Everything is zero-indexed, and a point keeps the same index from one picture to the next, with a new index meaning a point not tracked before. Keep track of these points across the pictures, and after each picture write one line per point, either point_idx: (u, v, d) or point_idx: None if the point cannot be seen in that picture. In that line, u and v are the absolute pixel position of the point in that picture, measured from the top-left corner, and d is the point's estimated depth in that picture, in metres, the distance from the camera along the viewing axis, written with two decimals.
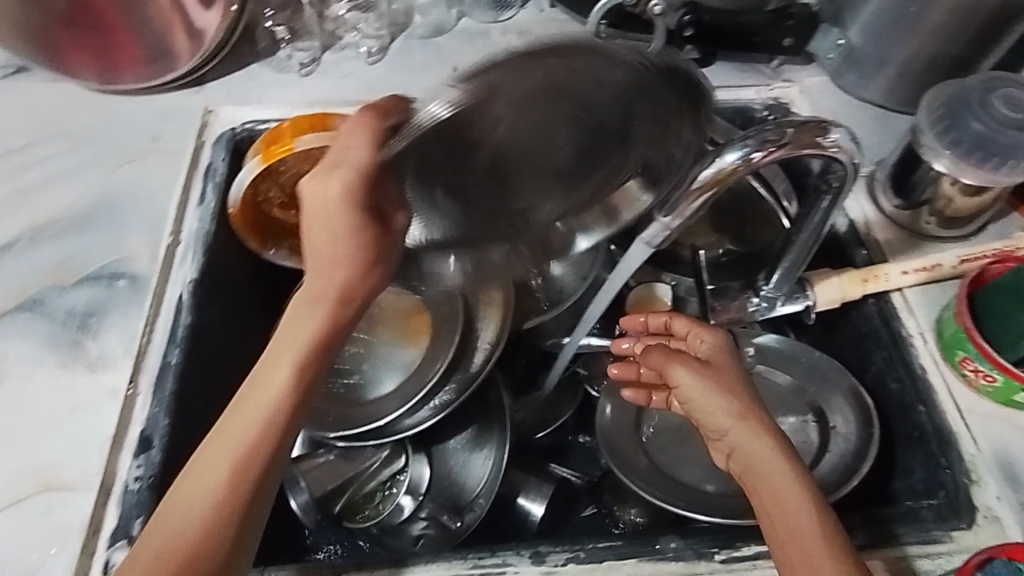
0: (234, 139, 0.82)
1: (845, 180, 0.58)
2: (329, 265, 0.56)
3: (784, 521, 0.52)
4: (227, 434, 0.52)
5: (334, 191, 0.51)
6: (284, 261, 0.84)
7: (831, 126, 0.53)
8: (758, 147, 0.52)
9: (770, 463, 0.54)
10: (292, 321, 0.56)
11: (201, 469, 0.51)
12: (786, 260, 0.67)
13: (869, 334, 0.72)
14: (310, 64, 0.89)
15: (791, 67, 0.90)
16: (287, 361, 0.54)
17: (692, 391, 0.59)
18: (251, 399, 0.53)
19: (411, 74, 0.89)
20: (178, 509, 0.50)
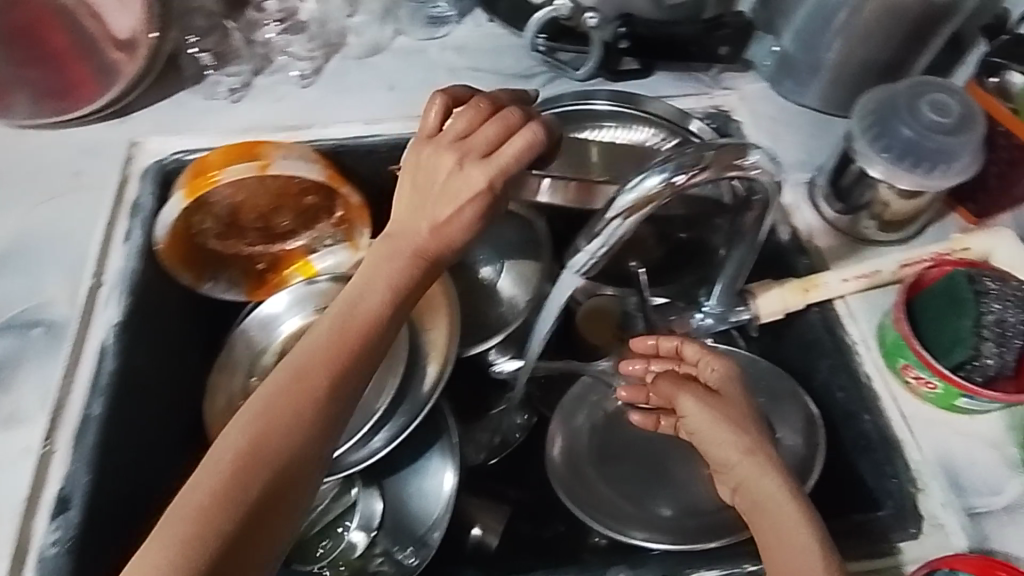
0: (163, 172, 0.79)
1: (771, 195, 0.58)
2: (432, 232, 0.64)
3: (785, 559, 0.53)
4: (323, 353, 0.58)
5: (477, 176, 0.62)
6: (224, 293, 0.84)
7: (750, 147, 0.52)
8: (678, 171, 0.51)
9: (775, 505, 0.55)
10: (383, 263, 0.63)
11: (299, 373, 0.56)
12: (727, 272, 0.67)
13: (813, 342, 0.72)
14: (240, 89, 0.86)
15: (731, 74, 0.89)
16: (380, 297, 0.62)
17: (700, 422, 0.60)
18: (345, 327, 0.60)
19: (346, 95, 0.87)
20: (272, 410, 0.55)
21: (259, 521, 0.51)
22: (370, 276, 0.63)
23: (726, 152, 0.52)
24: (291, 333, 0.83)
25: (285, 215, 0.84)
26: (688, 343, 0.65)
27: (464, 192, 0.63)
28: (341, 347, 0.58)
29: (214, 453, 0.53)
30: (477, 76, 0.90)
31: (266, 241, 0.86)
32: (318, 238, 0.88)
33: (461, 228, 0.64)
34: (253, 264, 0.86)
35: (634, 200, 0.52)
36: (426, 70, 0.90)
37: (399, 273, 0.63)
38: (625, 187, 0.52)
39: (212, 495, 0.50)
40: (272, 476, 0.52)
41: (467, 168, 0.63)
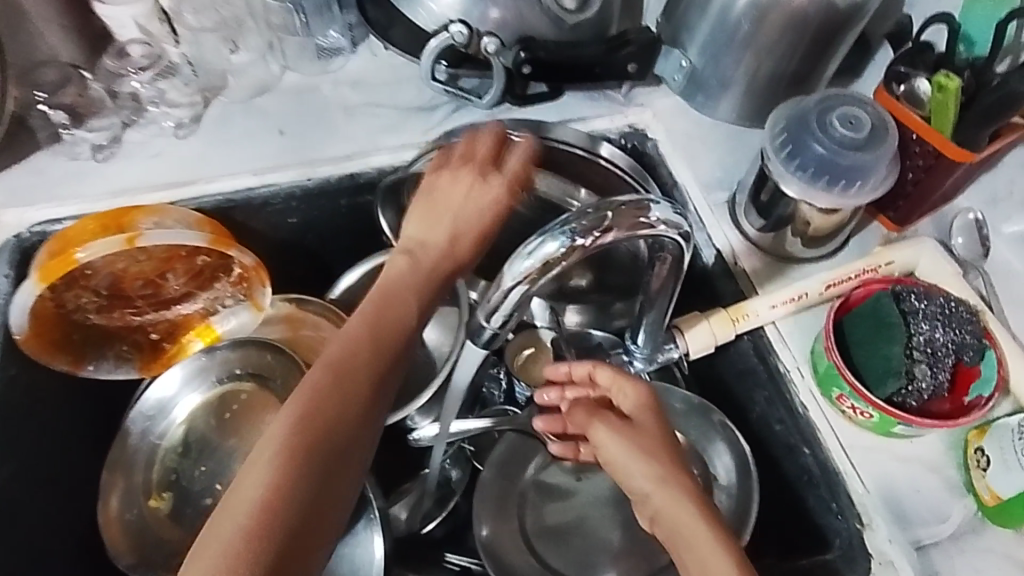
0: (20, 248, 0.72)
1: (685, 242, 0.53)
2: (452, 238, 0.61)
3: None
4: (364, 351, 0.55)
5: (498, 187, 0.61)
6: (113, 372, 0.76)
7: (650, 204, 0.49)
8: (577, 234, 0.47)
9: (696, 541, 0.51)
10: (409, 264, 0.60)
11: (341, 373, 0.54)
12: (648, 322, 0.64)
13: (746, 372, 0.68)
14: (108, 146, 0.78)
15: (642, 90, 0.85)
16: (410, 300, 0.59)
17: (613, 452, 0.57)
18: (382, 327, 0.57)
19: (229, 143, 0.80)
20: (319, 410, 0.52)
21: (313, 524, 0.49)
22: (397, 278, 0.60)
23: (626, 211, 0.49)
24: (189, 416, 0.78)
25: (176, 276, 0.76)
26: (600, 368, 0.61)
27: (483, 206, 0.61)
28: (379, 348, 0.56)
29: (262, 452, 0.50)
30: (375, 112, 0.83)
31: (159, 307, 0.77)
32: (217, 298, 0.78)
33: (474, 237, 0.62)
34: (146, 335, 0.77)
35: (532, 266, 0.49)
36: (320, 109, 0.83)
37: (426, 277, 0.60)
38: (517, 254, 0.49)
39: (266, 498, 0.48)
40: (324, 479, 0.51)
41: (485, 177, 0.61)
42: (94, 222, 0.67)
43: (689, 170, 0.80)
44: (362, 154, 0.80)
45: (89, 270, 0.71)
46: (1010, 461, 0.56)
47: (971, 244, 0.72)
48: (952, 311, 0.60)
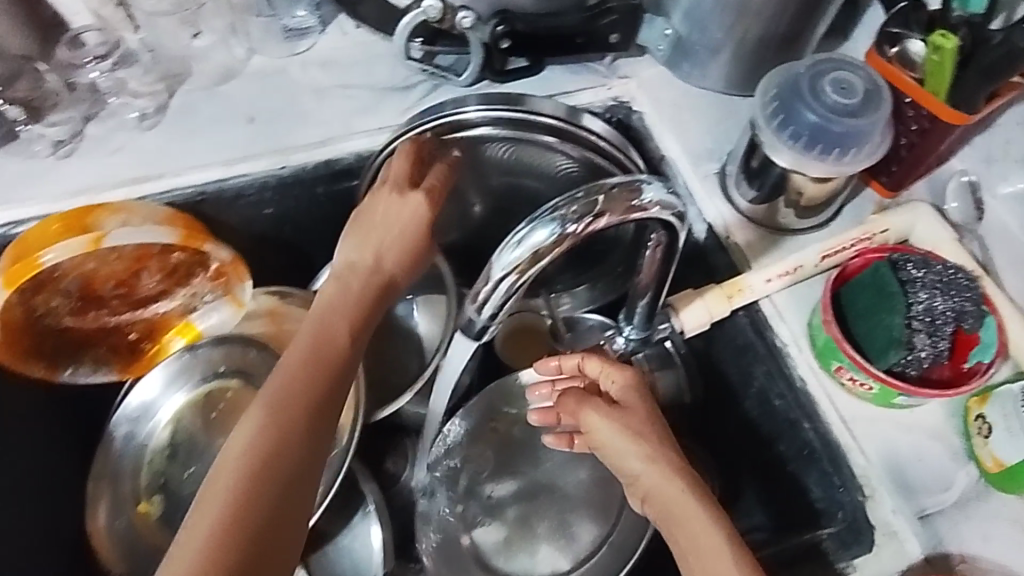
0: None
1: (681, 221, 0.51)
2: (377, 257, 0.62)
3: (705, 565, 0.48)
4: (300, 381, 0.53)
5: (414, 200, 0.62)
6: (92, 376, 0.74)
7: (642, 185, 0.47)
8: (568, 223, 0.45)
9: (685, 519, 0.50)
10: (340, 286, 0.60)
11: (277, 408, 0.51)
12: (641, 307, 0.63)
13: (745, 347, 0.67)
14: (70, 141, 0.74)
15: (625, 61, 0.83)
16: (341, 324, 0.58)
17: (606, 436, 0.55)
18: (315, 356, 0.55)
19: (195, 132, 0.76)
20: (257, 444, 0.49)
21: (270, 540, 0.46)
22: (328, 306, 0.59)
23: (618, 193, 0.47)
24: (172, 418, 0.75)
25: (150, 275, 0.71)
26: (591, 358, 0.60)
27: (404, 217, 0.62)
28: (314, 379, 0.53)
29: (207, 496, 0.47)
30: (348, 93, 0.80)
31: (134, 305, 0.73)
32: (195, 293, 0.74)
33: (404, 248, 0.62)
34: (123, 336, 0.74)
35: (520, 257, 0.47)
36: (289, 93, 0.79)
37: (357, 295, 0.60)
38: (506, 245, 0.47)
39: (208, 549, 0.44)
40: (269, 521, 0.47)
41: (404, 193, 0.62)
42: (58, 224, 0.63)
43: (677, 141, 0.78)
44: (337, 140, 0.77)
45: (56, 272, 0.66)
46: (1014, 425, 0.55)
47: (966, 208, 0.70)
48: (952, 277, 0.59)
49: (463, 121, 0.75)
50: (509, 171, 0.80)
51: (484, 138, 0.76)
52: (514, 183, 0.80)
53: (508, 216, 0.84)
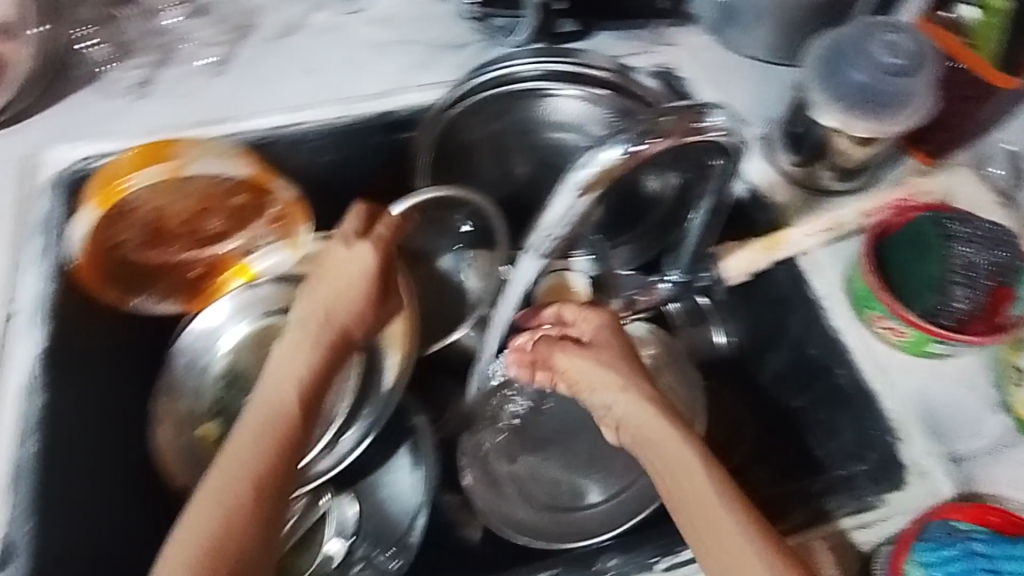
0: (71, 181, 0.73)
1: (738, 150, 0.54)
2: (327, 315, 0.61)
3: (679, 485, 0.53)
4: (243, 460, 0.52)
5: (362, 256, 0.61)
6: (156, 308, 0.75)
7: (708, 109, 0.50)
8: (637, 142, 0.48)
9: (659, 438, 0.54)
10: (293, 349, 0.59)
11: (220, 492, 0.50)
12: (688, 245, 0.68)
13: (782, 299, 0.70)
14: (147, 84, 0.78)
15: (675, 29, 0.86)
16: (291, 393, 0.56)
17: (574, 370, 0.61)
18: (264, 437, 0.53)
19: (263, 81, 0.80)
20: (201, 548, 0.48)
21: None
22: (279, 371, 0.58)
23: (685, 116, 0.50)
24: (234, 347, 0.76)
25: (215, 217, 0.76)
26: (566, 305, 0.66)
27: (357, 276, 0.61)
28: (256, 455, 0.52)
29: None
30: (406, 49, 0.83)
31: (198, 243, 0.77)
32: (253, 238, 0.77)
33: (355, 304, 0.61)
34: (185, 273, 0.76)
35: (589, 176, 0.51)
36: (351, 46, 0.83)
37: (312, 359, 0.58)
38: (579, 165, 0.51)
39: None
40: None
41: (358, 247, 0.62)
42: (154, 165, 0.71)
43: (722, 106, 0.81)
44: (394, 92, 0.81)
45: (131, 207, 0.72)
46: None
47: (1002, 177, 0.73)
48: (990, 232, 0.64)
49: (516, 74, 0.81)
50: (554, 127, 0.82)
51: (535, 91, 0.81)
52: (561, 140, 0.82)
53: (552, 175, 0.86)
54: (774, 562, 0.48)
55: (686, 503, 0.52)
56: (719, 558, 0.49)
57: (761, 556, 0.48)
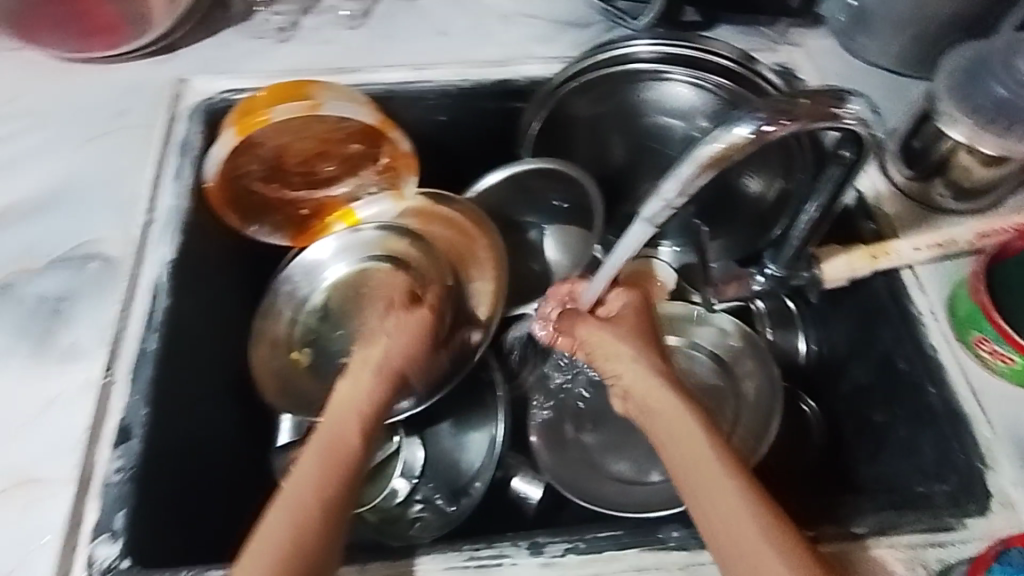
0: (209, 110, 0.77)
1: (872, 144, 0.55)
2: (387, 352, 0.67)
3: (677, 450, 0.55)
4: (313, 470, 0.55)
5: (417, 309, 0.71)
6: (266, 239, 0.80)
7: (847, 96, 0.51)
8: (770, 120, 0.48)
9: (660, 403, 0.58)
10: (353, 377, 0.65)
11: (291, 493, 0.54)
12: (789, 242, 0.67)
13: (876, 310, 0.69)
14: (289, 29, 0.84)
15: (799, 31, 0.85)
16: (353, 416, 0.61)
17: (594, 339, 0.65)
18: (329, 447, 0.58)
19: (394, 38, 0.84)
20: (273, 542, 0.51)
21: None
22: (343, 399, 0.63)
23: (822, 101, 0.51)
24: (335, 283, 0.80)
25: (329, 161, 0.78)
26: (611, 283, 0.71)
27: (413, 319, 0.70)
28: (324, 463, 0.56)
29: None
30: (531, 23, 0.86)
31: (311, 184, 0.79)
32: (360, 187, 0.81)
33: (410, 344, 0.68)
34: (296, 210, 0.80)
35: (719, 149, 0.50)
36: (479, 15, 0.87)
37: (371, 388, 0.64)
38: (706, 138, 0.51)
39: None
40: None
41: (415, 311, 0.71)
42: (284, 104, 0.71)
43: None
44: (515, 62, 0.83)
45: (259, 140, 0.73)
46: None
47: None
48: None
49: (633, 55, 0.81)
50: (662, 113, 0.82)
51: (651, 75, 0.81)
52: (663, 130, 0.83)
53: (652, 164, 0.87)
54: (759, 513, 0.50)
55: (682, 460, 0.54)
56: (707, 507, 0.51)
57: (749, 508, 0.50)
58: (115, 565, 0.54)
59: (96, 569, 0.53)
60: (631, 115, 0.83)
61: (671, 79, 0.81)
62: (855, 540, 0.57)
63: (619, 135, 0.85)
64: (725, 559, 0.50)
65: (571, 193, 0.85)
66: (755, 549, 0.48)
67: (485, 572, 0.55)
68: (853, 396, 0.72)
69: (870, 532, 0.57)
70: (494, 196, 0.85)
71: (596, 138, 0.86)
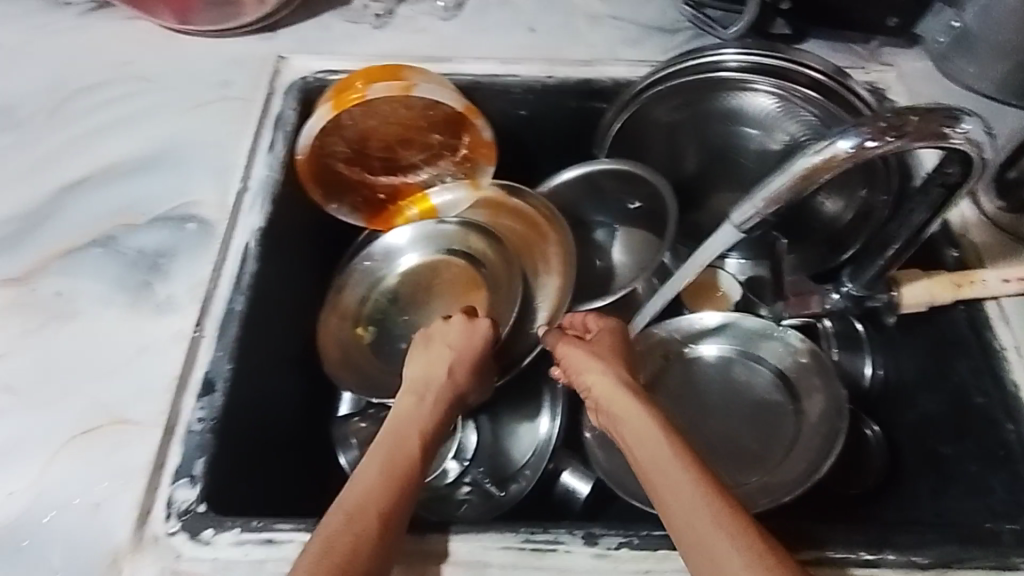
0: (305, 89, 0.80)
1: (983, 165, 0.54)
2: (449, 372, 0.68)
3: (640, 449, 0.56)
4: (377, 481, 0.55)
5: (483, 326, 0.72)
6: (344, 218, 0.82)
7: (960, 116, 0.50)
8: (874, 136, 0.49)
9: (626, 410, 0.60)
10: (413, 398, 0.66)
11: (355, 499, 0.53)
12: (871, 265, 0.66)
13: (954, 342, 0.68)
14: (385, 16, 0.87)
15: (891, 49, 0.83)
16: (415, 434, 0.61)
17: (570, 356, 0.68)
18: (391, 463, 0.57)
19: (484, 32, 0.86)
20: (333, 548, 0.49)
21: None
22: (404, 418, 0.63)
23: (934, 119, 0.50)
24: (409, 270, 0.83)
25: (410, 148, 0.81)
26: (589, 314, 0.74)
27: (474, 336, 0.71)
28: (387, 473, 0.56)
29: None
30: (620, 25, 0.87)
31: (391, 169, 0.82)
32: (436, 176, 0.83)
33: (472, 365, 0.70)
34: (374, 193, 0.83)
35: (817, 161, 0.52)
36: (568, 14, 0.88)
37: (431, 410, 0.65)
38: (807, 150, 0.52)
39: None
40: None
41: (476, 323, 0.72)
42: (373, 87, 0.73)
43: None
44: (600, 62, 0.84)
45: (349, 120, 0.76)
46: None
47: None
48: None
49: (720, 63, 0.79)
50: (744, 124, 0.81)
51: (735, 82, 0.79)
52: (742, 141, 0.83)
53: (726, 174, 0.86)
54: (714, 506, 0.50)
55: (645, 460, 0.55)
56: (670, 500, 0.51)
57: (701, 491, 0.51)
58: (193, 508, 0.57)
59: (175, 509, 0.57)
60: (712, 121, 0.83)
61: (752, 92, 0.79)
62: (917, 570, 0.56)
63: (699, 141, 0.85)
64: (689, 554, 0.49)
65: (646, 195, 0.84)
66: (710, 539, 0.48)
67: (540, 555, 0.56)
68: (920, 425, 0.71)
69: (933, 563, 0.57)
70: (568, 193, 0.87)
71: (673, 143, 0.86)
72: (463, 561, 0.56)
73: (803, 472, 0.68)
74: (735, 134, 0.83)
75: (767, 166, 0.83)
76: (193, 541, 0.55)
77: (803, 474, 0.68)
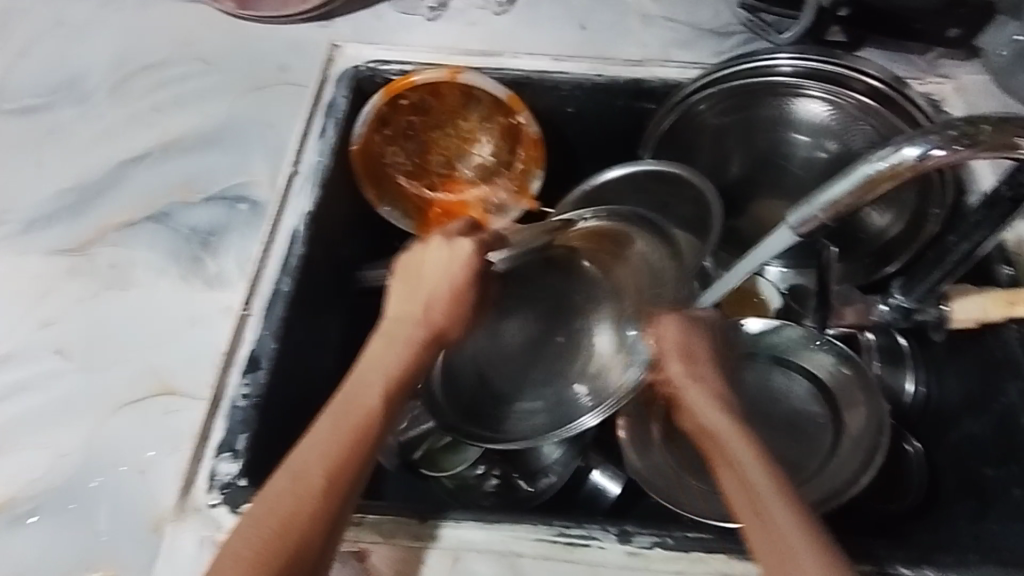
0: (356, 77, 0.82)
1: None
2: (426, 305, 0.62)
3: (733, 470, 0.50)
4: (337, 439, 0.51)
5: (464, 245, 0.65)
6: (394, 222, 0.81)
7: None
8: (943, 145, 0.49)
9: (725, 428, 0.53)
10: (384, 343, 0.59)
11: (305, 452, 0.50)
12: (930, 276, 0.63)
13: (1003, 362, 0.66)
14: (438, 8, 0.87)
15: (950, 62, 0.82)
16: (378, 382, 0.55)
17: (671, 356, 0.60)
18: (344, 414, 0.52)
19: (537, 27, 0.86)
20: (274, 509, 0.47)
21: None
22: (374, 360, 0.57)
23: (1008, 130, 0.49)
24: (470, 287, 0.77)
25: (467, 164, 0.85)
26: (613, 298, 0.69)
27: (454, 260, 0.64)
28: (344, 427, 0.51)
29: (223, 556, 0.46)
30: (673, 26, 0.86)
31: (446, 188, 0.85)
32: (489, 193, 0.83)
33: (450, 295, 0.63)
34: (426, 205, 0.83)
35: (883, 169, 0.51)
36: (622, 13, 0.88)
37: (401, 353, 0.58)
38: (874, 156, 0.51)
39: None
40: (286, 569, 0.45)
41: (456, 243, 0.65)
42: (434, 99, 0.82)
43: None
44: (652, 62, 0.84)
45: (410, 130, 0.84)
46: None
47: None
48: None
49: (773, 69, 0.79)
50: (794, 130, 0.81)
51: (786, 87, 0.79)
52: (789, 147, 0.82)
53: (772, 179, 0.85)
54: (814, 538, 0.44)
55: (743, 478, 0.49)
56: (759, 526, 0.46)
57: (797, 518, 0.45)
58: (234, 482, 0.58)
59: (218, 482, 0.58)
60: (760, 125, 0.82)
61: (801, 99, 0.79)
62: None
63: (744, 146, 0.84)
64: None
65: (692, 199, 0.83)
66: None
67: (573, 550, 0.56)
68: (963, 445, 0.69)
69: None
70: (608, 191, 0.85)
71: (719, 149, 0.85)
72: (490, 549, 0.57)
73: (840, 483, 0.68)
74: (784, 140, 0.82)
75: (817, 171, 0.82)
76: (232, 513, 0.56)
77: (838, 487, 0.67)
